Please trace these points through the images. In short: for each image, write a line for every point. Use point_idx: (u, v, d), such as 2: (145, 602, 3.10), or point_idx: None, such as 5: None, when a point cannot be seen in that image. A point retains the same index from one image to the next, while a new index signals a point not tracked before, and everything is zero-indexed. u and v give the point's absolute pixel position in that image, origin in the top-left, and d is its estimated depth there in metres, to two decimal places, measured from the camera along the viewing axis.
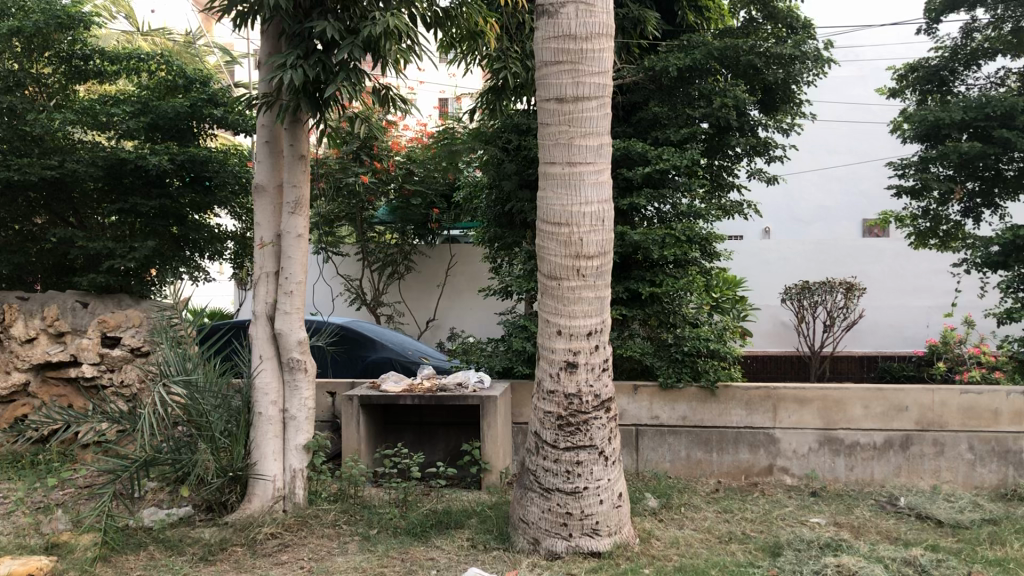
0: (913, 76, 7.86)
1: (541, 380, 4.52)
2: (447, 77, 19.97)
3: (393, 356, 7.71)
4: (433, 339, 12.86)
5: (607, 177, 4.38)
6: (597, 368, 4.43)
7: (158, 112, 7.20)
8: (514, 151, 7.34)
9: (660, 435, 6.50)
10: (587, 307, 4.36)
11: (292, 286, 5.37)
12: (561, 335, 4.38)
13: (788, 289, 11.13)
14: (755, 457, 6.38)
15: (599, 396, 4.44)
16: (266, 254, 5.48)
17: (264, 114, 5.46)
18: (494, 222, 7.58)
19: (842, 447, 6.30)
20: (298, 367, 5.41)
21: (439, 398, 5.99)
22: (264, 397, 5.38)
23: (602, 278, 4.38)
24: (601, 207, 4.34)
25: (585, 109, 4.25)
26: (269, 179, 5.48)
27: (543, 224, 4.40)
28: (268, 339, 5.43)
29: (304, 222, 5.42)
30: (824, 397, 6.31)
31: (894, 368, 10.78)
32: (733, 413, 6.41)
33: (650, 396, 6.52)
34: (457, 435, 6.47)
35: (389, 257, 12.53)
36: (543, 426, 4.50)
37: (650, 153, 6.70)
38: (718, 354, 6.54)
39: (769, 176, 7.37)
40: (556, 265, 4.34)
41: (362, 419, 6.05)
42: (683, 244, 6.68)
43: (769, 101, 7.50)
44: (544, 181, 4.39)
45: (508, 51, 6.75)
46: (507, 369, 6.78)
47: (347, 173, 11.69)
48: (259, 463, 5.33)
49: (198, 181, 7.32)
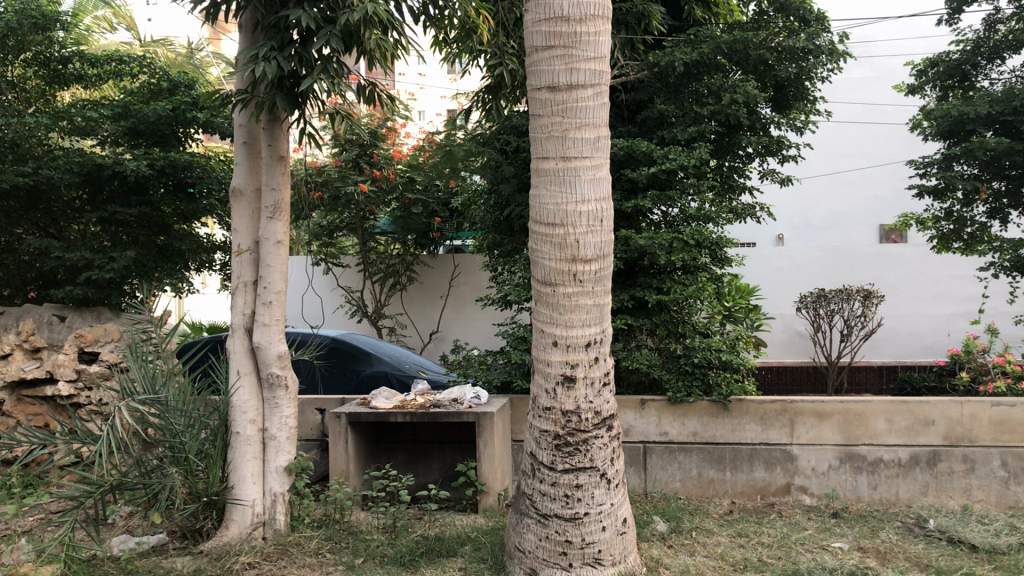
0: (934, 71, 7.46)
1: (536, 396, 4.14)
2: (449, 82, 19.82)
3: (388, 369, 7.35)
4: (436, 352, 12.48)
5: (606, 172, 3.99)
6: (597, 383, 4.05)
7: (139, 116, 6.90)
8: (512, 153, 6.98)
9: (670, 453, 6.09)
10: (586, 316, 3.97)
11: (271, 296, 5.02)
12: (557, 346, 3.99)
13: (802, 297, 10.72)
14: (771, 476, 5.97)
15: (600, 413, 4.06)
16: (243, 262, 5.13)
17: (240, 113, 5.12)
18: (493, 228, 7.21)
19: (864, 464, 5.88)
20: (278, 384, 5.05)
21: (433, 415, 5.60)
22: (242, 417, 5.03)
23: (601, 284, 3.99)
24: (600, 205, 3.96)
25: (580, 98, 3.88)
26: (246, 182, 5.13)
27: (535, 225, 4.03)
28: (246, 354, 5.07)
29: (284, 227, 5.07)
30: (844, 411, 5.90)
31: (915, 380, 10.34)
32: (746, 429, 6.01)
33: (658, 411, 6.12)
34: (453, 454, 6.09)
35: (391, 269, 12.17)
36: (540, 446, 4.11)
37: (656, 153, 6.32)
38: (730, 365, 6.13)
39: (783, 178, 6.97)
40: (550, 270, 3.96)
41: (350, 438, 5.67)
42: (692, 248, 6.29)
43: (781, 98, 7.15)
44: (537, 178, 4.02)
45: (505, 47, 6.41)
46: (506, 383, 6.40)
47: (346, 182, 11.31)
48: (237, 486, 4.99)
49: (181, 189, 7.05)
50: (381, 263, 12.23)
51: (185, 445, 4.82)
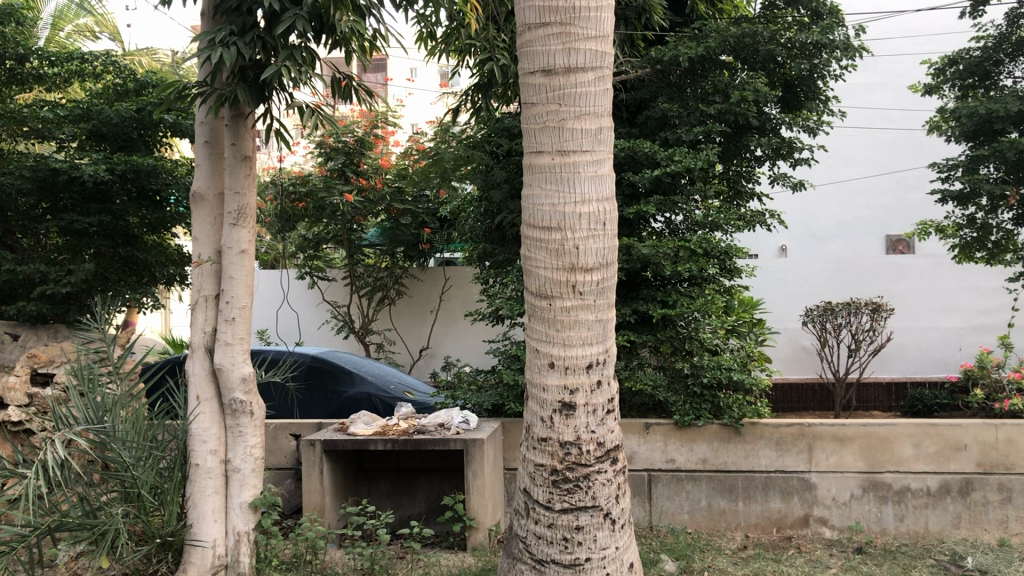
0: (953, 70, 7.00)
1: (530, 425, 3.62)
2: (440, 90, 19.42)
3: (371, 391, 6.81)
4: (426, 369, 11.97)
5: (609, 169, 3.49)
6: (600, 410, 3.53)
7: (101, 118, 6.39)
8: (504, 156, 6.49)
9: (677, 482, 5.57)
10: (586, 334, 3.46)
11: (234, 312, 4.51)
12: (554, 368, 3.48)
13: (808, 311, 10.23)
14: (788, 507, 5.45)
15: (603, 445, 3.54)
16: (203, 273, 4.61)
17: (202, 109, 4.63)
18: (483, 238, 6.72)
19: (890, 494, 5.37)
20: (242, 411, 4.53)
21: (416, 442, 5.08)
22: (202, 447, 4.50)
23: (604, 297, 3.48)
24: (602, 206, 3.45)
25: (580, 83, 3.39)
26: (208, 185, 4.63)
27: (528, 229, 3.52)
28: (206, 376, 4.55)
29: (249, 235, 4.56)
30: (868, 435, 5.39)
31: (927, 396, 9.84)
32: (761, 455, 5.49)
33: (664, 435, 5.60)
34: (439, 484, 5.59)
35: (379, 282, 11.66)
36: (534, 482, 3.60)
37: (659, 155, 5.82)
38: (742, 385, 5.61)
39: (795, 182, 6.47)
40: (545, 280, 3.45)
41: (326, 467, 5.15)
42: (699, 258, 5.78)
43: (791, 98, 6.68)
44: (530, 175, 3.51)
45: (496, 41, 5.91)
46: (498, 406, 5.87)
47: (332, 192, 10.76)
48: (197, 525, 4.46)
49: (145, 196, 6.53)
50: (368, 277, 11.71)
51: (136, 479, 4.29)
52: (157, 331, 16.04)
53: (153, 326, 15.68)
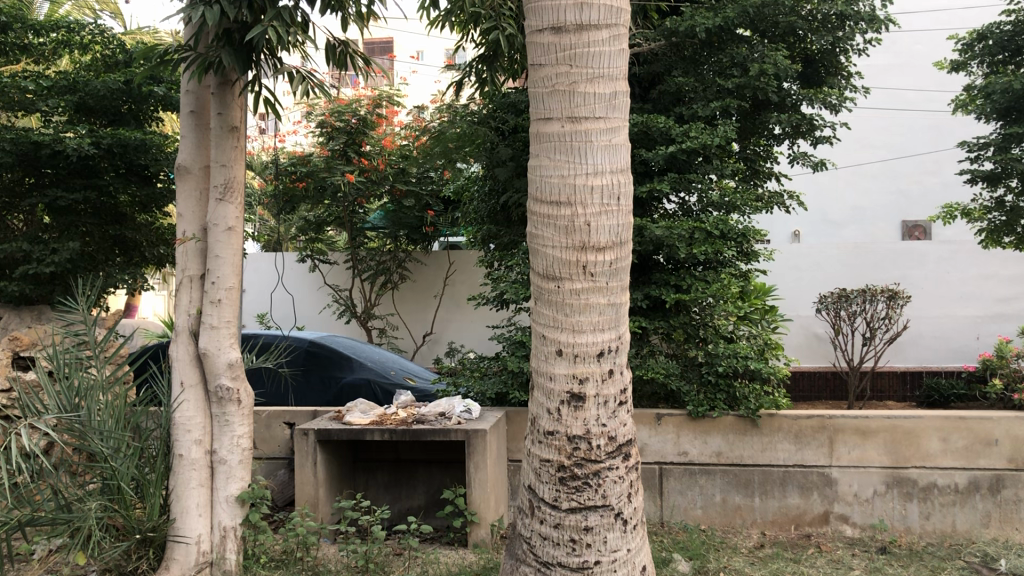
0: (982, 45, 6.66)
1: (535, 417, 3.33)
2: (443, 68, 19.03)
3: (371, 377, 6.55)
4: (429, 355, 11.71)
5: (624, 138, 3.18)
6: (611, 402, 3.24)
7: (87, 90, 6.12)
8: (510, 133, 6.19)
9: (689, 476, 5.28)
10: (598, 320, 3.17)
11: (221, 293, 4.23)
12: (562, 356, 3.20)
13: (822, 298, 9.94)
14: (807, 503, 5.17)
15: (615, 439, 3.25)
16: (188, 252, 4.32)
17: (188, 77, 4.34)
18: (488, 219, 6.43)
19: (915, 491, 5.08)
20: (229, 399, 4.25)
21: (415, 432, 4.80)
22: (186, 436, 4.22)
23: (617, 279, 3.18)
24: (617, 179, 3.15)
25: (593, 43, 3.09)
26: (194, 158, 4.34)
27: (534, 204, 3.23)
28: (191, 361, 4.27)
29: (236, 211, 4.28)
30: (892, 428, 5.10)
31: (944, 387, 9.55)
32: (779, 449, 5.20)
33: (676, 427, 5.30)
34: (440, 476, 5.32)
35: (381, 266, 11.36)
36: (540, 479, 3.32)
37: (674, 131, 5.50)
38: (759, 374, 5.31)
39: (816, 162, 6.15)
40: (553, 260, 3.16)
41: (320, 459, 4.88)
42: (715, 240, 5.48)
43: (811, 74, 6.34)
44: (537, 144, 3.21)
45: (501, 10, 5.58)
46: (502, 395, 5.60)
47: (333, 172, 10.42)
48: (180, 519, 4.19)
49: (134, 171, 6.25)
50: (370, 260, 11.41)
51: (115, 470, 4.03)
52: (157, 315, 15.79)
53: (153, 311, 15.44)
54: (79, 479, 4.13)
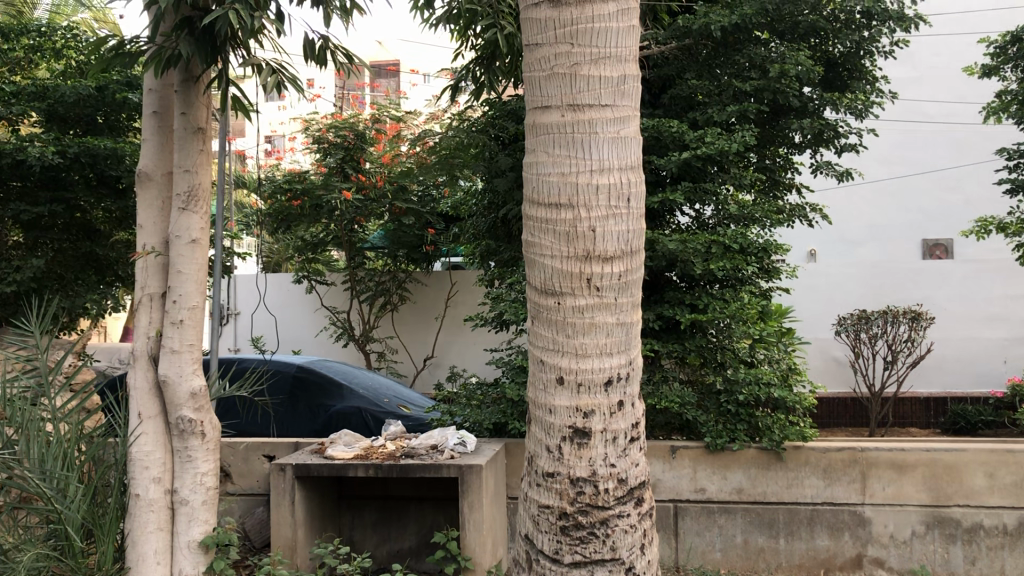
0: (1018, 47, 6.21)
1: (533, 456, 2.86)
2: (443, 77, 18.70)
3: (363, 405, 6.09)
4: (431, 379, 11.23)
5: (634, 130, 2.74)
6: (621, 438, 2.77)
7: (57, 97, 5.80)
8: (510, 142, 5.77)
9: (707, 516, 4.78)
10: (604, 342, 2.71)
11: (183, 313, 3.78)
12: (563, 386, 2.74)
13: (841, 320, 9.48)
14: (838, 546, 4.67)
15: (625, 482, 2.78)
16: (148, 267, 3.89)
17: (150, 74, 3.94)
18: (487, 234, 6.01)
19: (958, 532, 4.58)
20: (191, 432, 3.78)
21: (403, 468, 4.32)
22: (143, 474, 3.76)
23: (627, 295, 2.73)
24: (626, 177, 2.70)
25: (598, 17, 2.66)
26: (156, 163, 3.92)
27: (530, 207, 2.78)
28: (150, 391, 3.82)
29: (201, 222, 3.84)
30: (932, 461, 4.61)
31: (972, 413, 9.02)
32: (807, 485, 4.71)
33: (692, 461, 4.80)
34: (432, 516, 4.84)
35: (380, 287, 10.90)
36: (538, 528, 2.84)
37: (688, 136, 5.06)
38: (783, 403, 4.82)
39: (841, 171, 5.68)
40: (552, 273, 2.71)
41: (299, 497, 4.41)
42: (735, 255, 5.01)
43: (833, 78, 5.90)
44: (533, 137, 2.77)
45: (500, 7, 5.16)
46: (501, 425, 5.13)
47: (330, 190, 10.04)
48: (135, 568, 3.71)
49: (106, 184, 6.06)
50: (369, 281, 10.95)
51: (61, 515, 3.56)
52: None
53: None
54: (20, 522, 3.66)
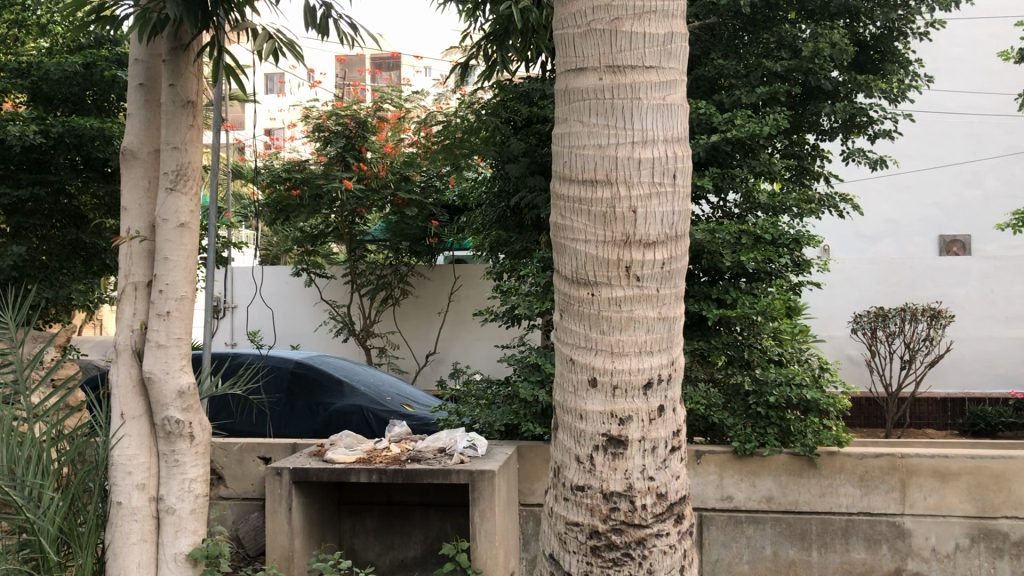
0: None
1: (560, 466, 2.53)
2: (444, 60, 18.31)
3: (364, 403, 5.76)
4: (433, 376, 10.92)
5: (681, 97, 2.43)
6: (661, 448, 2.44)
7: (41, 74, 5.67)
8: (524, 126, 5.41)
9: (734, 526, 4.46)
10: (644, 339, 2.38)
11: (170, 303, 3.45)
12: (597, 388, 2.41)
13: (858, 318, 9.16)
14: (875, 559, 4.35)
15: (665, 497, 2.45)
16: (133, 254, 3.56)
17: (138, 42, 3.62)
18: (497, 224, 5.73)
19: (1006, 546, 4.25)
20: (179, 434, 3.44)
21: (409, 472, 3.99)
22: (126, 480, 3.43)
23: (671, 285, 2.40)
24: (671, 149, 2.39)
25: None
26: (143, 140, 3.60)
27: (561, 186, 2.45)
28: (134, 388, 3.48)
29: (190, 204, 3.51)
30: (977, 470, 4.28)
31: (992, 414, 8.71)
32: (841, 493, 4.38)
33: (719, 467, 4.47)
34: (439, 523, 4.52)
35: (382, 280, 10.63)
36: (565, 548, 2.50)
37: (716, 118, 4.73)
38: (816, 406, 4.49)
39: (874, 159, 5.34)
40: (586, 259, 2.38)
41: (296, 503, 4.08)
42: (765, 247, 4.68)
43: (866, 62, 5.51)
44: (565, 106, 2.45)
45: None
46: (512, 427, 4.80)
47: (331, 180, 9.66)
48: None
49: (92, 167, 5.87)
50: (370, 274, 10.65)
51: (33, 526, 3.24)
52: None
53: None
54: None
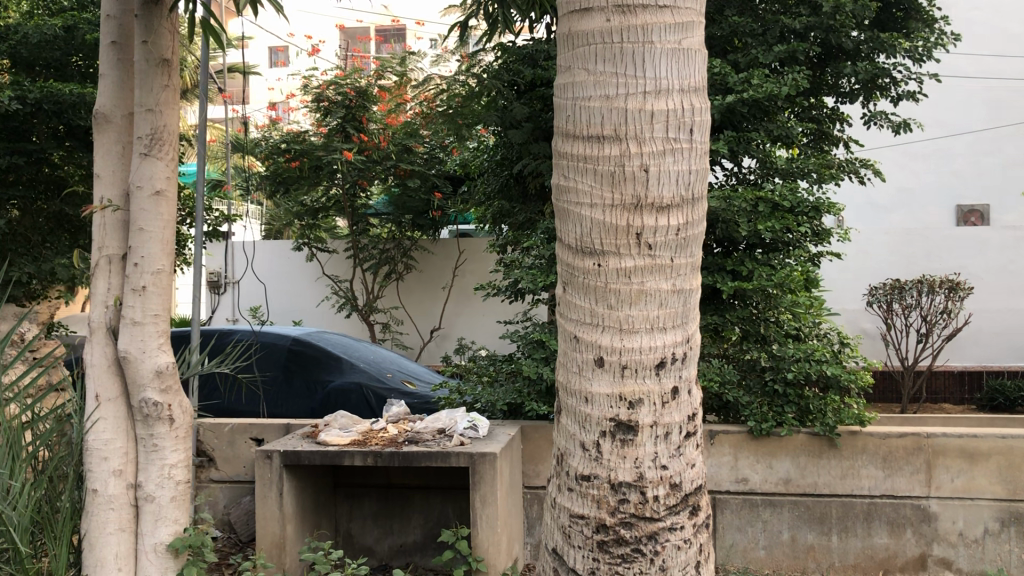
0: None
1: (564, 453, 2.29)
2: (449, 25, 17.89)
3: (363, 381, 5.55)
4: (438, 352, 10.70)
5: (699, 42, 2.18)
6: (676, 433, 2.20)
7: (20, 38, 5.47)
8: (527, 90, 5.15)
9: (750, 509, 4.23)
10: (656, 315, 2.14)
11: (146, 277, 3.22)
12: (604, 368, 2.16)
13: (873, 290, 8.89)
14: (899, 544, 4.12)
15: (680, 487, 2.20)
16: (107, 224, 3.32)
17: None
18: (500, 194, 5.47)
19: None
20: (157, 417, 3.22)
21: (407, 455, 3.77)
22: (102, 467, 3.21)
23: (685, 254, 2.15)
24: (686, 100, 2.14)
25: None
26: (116, 102, 3.35)
27: (564, 143, 2.20)
28: (110, 368, 3.26)
29: (167, 170, 3.28)
30: (1008, 450, 4.04)
31: (1011, 389, 8.45)
32: (863, 475, 4.15)
33: (734, 447, 4.24)
34: (440, 507, 4.31)
35: (384, 255, 10.41)
36: (570, 542, 2.26)
37: (732, 78, 4.47)
38: (837, 382, 4.25)
39: (897, 122, 5.05)
40: (593, 224, 2.14)
41: (288, 487, 3.87)
42: (783, 215, 4.42)
43: (888, 20, 5.21)
44: (568, 54, 2.21)
45: None
46: (517, 406, 4.58)
47: (330, 151, 9.39)
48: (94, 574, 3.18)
49: (75, 135, 5.66)
50: (373, 249, 10.43)
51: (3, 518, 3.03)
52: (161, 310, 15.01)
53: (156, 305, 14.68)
54: None
